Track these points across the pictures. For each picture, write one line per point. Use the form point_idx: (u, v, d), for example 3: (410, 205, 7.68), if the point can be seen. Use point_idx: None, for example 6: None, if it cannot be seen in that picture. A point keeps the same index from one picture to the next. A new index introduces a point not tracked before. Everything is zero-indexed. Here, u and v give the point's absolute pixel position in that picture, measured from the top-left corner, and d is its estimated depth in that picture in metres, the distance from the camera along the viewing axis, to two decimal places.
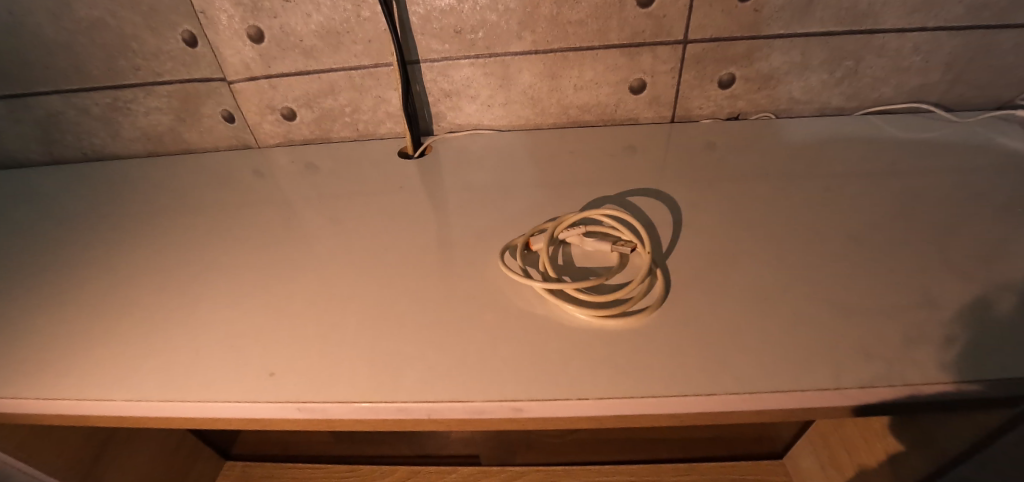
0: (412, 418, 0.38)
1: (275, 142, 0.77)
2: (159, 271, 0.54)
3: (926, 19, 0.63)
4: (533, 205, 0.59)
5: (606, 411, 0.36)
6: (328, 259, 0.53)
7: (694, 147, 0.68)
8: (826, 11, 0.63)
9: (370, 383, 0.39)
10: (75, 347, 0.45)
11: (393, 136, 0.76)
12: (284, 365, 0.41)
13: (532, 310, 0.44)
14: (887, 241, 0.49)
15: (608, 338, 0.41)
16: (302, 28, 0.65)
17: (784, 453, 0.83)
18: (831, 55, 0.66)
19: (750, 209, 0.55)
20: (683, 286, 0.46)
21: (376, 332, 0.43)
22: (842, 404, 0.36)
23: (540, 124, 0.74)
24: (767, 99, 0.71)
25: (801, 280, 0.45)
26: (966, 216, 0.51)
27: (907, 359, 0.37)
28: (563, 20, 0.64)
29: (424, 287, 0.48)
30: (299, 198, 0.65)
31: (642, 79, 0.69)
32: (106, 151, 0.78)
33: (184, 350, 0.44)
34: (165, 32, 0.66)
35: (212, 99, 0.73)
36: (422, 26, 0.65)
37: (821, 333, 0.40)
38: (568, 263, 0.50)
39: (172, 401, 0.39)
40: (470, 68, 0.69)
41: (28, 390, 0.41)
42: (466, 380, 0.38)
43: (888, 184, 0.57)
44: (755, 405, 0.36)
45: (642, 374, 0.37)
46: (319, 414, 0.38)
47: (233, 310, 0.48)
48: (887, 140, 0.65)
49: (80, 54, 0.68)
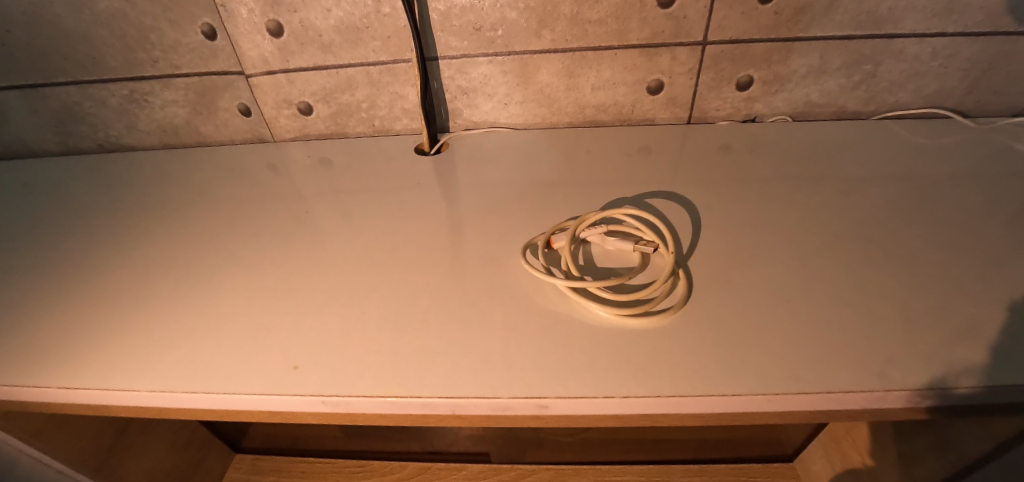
0: (436, 413, 0.38)
1: (291, 137, 0.77)
2: (179, 262, 0.54)
3: (945, 25, 0.63)
4: (551, 203, 0.59)
5: (630, 409, 0.37)
6: (346, 253, 0.53)
7: (711, 148, 0.68)
8: (846, 14, 0.63)
9: (394, 377, 0.39)
10: (96, 337, 0.45)
11: (409, 132, 0.76)
12: (308, 359, 0.41)
13: (553, 308, 0.44)
14: (907, 246, 0.49)
15: (631, 337, 0.41)
16: (322, 23, 0.65)
17: (794, 456, 0.84)
18: (849, 59, 0.66)
19: (768, 211, 0.55)
20: (704, 286, 0.46)
21: (398, 328, 0.43)
22: (864, 406, 0.37)
23: (556, 123, 0.75)
24: (784, 102, 0.71)
25: (823, 283, 0.45)
26: (985, 222, 0.51)
27: (930, 363, 0.37)
28: (583, 20, 0.64)
29: (444, 283, 0.48)
30: (316, 193, 0.65)
31: (660, 80, 0.69)
32: (121, 142, 0.79)
33: (206, 342, 0.44)
34: (185, 25, 0.66)
35: (229, 93, 0.73)
36: (441, 23, 0.65)
37: (844, 335, 0.40)
38: (589, 262, 0.50)
39: (195, 392, 0.40)
40: (487, 65, 0.69)
41: (49, 379, 0.42)
42: (490, 376, 0.38)
43: (908, 189, 0.57)
44: (780, 406, 0.36)
45: (666, 373, 0.38)
46: (342, 408, 0.38)
47: (254, 303, 0.48)
48: (904, 144, 0.65)
49: (98, 45, 0.69)
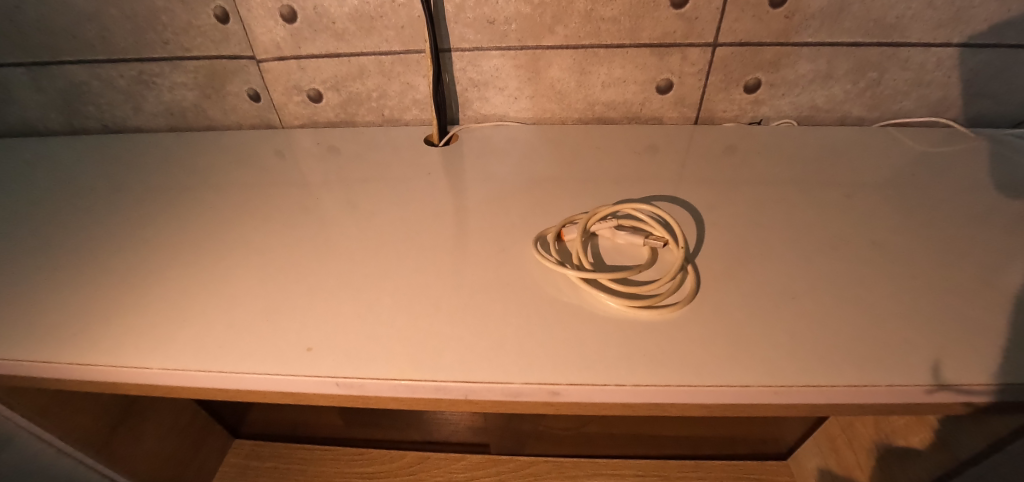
0: (448, 398, 0.39)
1: (299, 123, 0.78)
2: (189, 243, 0.54)
3: (950, 35, 0.64)
4: (559, 196, 0.60)
5: (640, 398, 0.38)
6: (356, 241, 0.53)
7: (718, 148, 0.68)
8: (855, 21, 0.64)
9: (408, 361, 0.39)
10: (107, 314, 0.45)
11: (418, 123, 0.76)
12: (321, 341, 0.42)
13: (565, 298, 0.45)
14: (910, 249, 0.50)
15: (641, 328, 0.42)
16: (336, 11, 0.65)
17: (789, 455, 0.85)
18: (855, 66, 0.68)
19: (774, 211, 0.56)
20: (712, 282, 0.46)
21: (411, 313, 0.44)
22: (867, 400, 0.38)
23: (564, 119, 0.75)
24: (791, 105, 0.72)
25: (828, 281, 0.46)
26: (985, 228, 0.52)
27: (931, 361, 0.39)
28: (597, 17, 0.65)
29: (456, 271, 0.48)
30: (325, 180, 0.65)
31: (669, 80, 0.70)
32: (127, 123, 0.79)
33: (218, 322, 0.44)
34: (197, 8, 0.66)
35: (239, 77, 0.73)
36: (455, 15, 0.65)
37: (847, 330, 0.41)
38: (599, 255, 0.51)
39: (207, 371, 0.40)
40: (499, 59, 0.69)
41: (61, 354, 0.42)
42: (504, 362, 0.39)
43: (912, 194, 0.58)
44: (784, 399, 0.38)
45: (676, 364, 0.38)
46: (356, 390, 0.39)
47: (266, 286, 0.48)
48: (907, 151, 0.66)
49: (109, 24, 0.68)
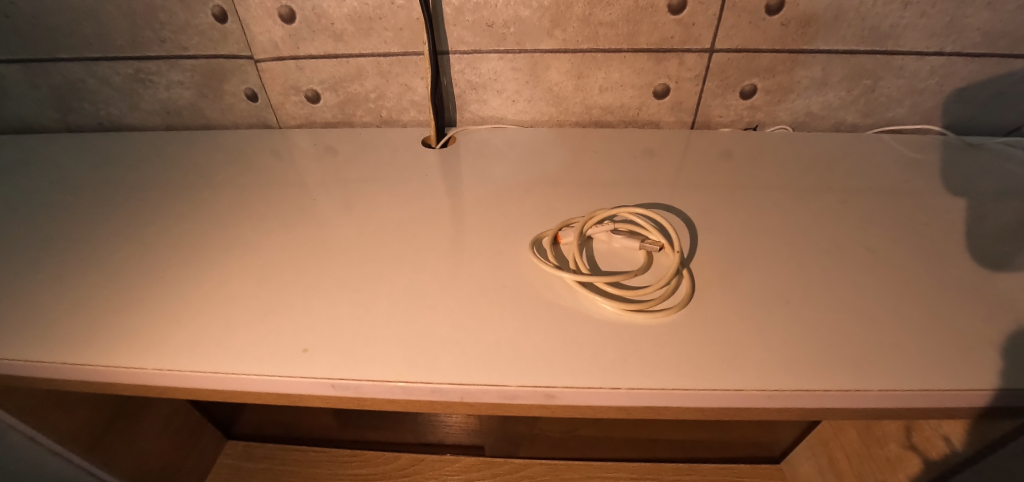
0: (444, 400, 0.39)
1: (297, 124, 0.78)
2: (184, 243, 0.54)
3: (943, 44, 0.65)
4: (556, 199, 0.60)
5: (635, 401, 0.38)
6: (353, 242, 0.53)
7: (714, 152, 0.69)
8: (850, 29, 0.64)
9: (404, 362, 0.39)
10: (101, 313, 0.45)
11: (416, 125, 0.77)
12: (317, 342, 0.41)
13: (561, 301, 0.45)
14: (902, 254, 0.51)
15: (636, 332, 0.42)
16: (335, 12, 0.65)
17: (781, 458, 0.86)
18: (850, 73, 0.68)
19: (770, 217, 0.57)
20: (707, 286, 0.47)
21: (408, 314, 0.44)
22: (859, 404, 0.38)
23: (562, 122, 0.76)
24: (786, 111, 0.73)
25: (822, 286, 0.47)
26: (977, 235, 0.53)
27: (923, 366, 0.39)
28: (595, 21, 0.65)
29: (453, 273, 0.48)
30: (322, 180, 0.64)
31: (666, 85, 0.71)
32: (123, 121, 0.78)
33: (213, 322, 0.44)
34: (196, 6, 0.66)
35: (237, 77, 0.73)
36: (454, 17, 0.65)
37: (838, 335, 0.42)
38: (596, 258, 0.51)
39: (201, 371, 0.40)
40: (498, 62, 0.69)
41: (55, 353, 0.42)
42: (500, 364, 0.39)
43: (905, 201, 0.59)
44: (778, 403, 0.38)
45: (670, 368, 0.39)
46: (351, 392, 0.39)
47: (262, 286, 0.48)
48: (900, 158, 0.67)
49: (105, 22, 0.68)
